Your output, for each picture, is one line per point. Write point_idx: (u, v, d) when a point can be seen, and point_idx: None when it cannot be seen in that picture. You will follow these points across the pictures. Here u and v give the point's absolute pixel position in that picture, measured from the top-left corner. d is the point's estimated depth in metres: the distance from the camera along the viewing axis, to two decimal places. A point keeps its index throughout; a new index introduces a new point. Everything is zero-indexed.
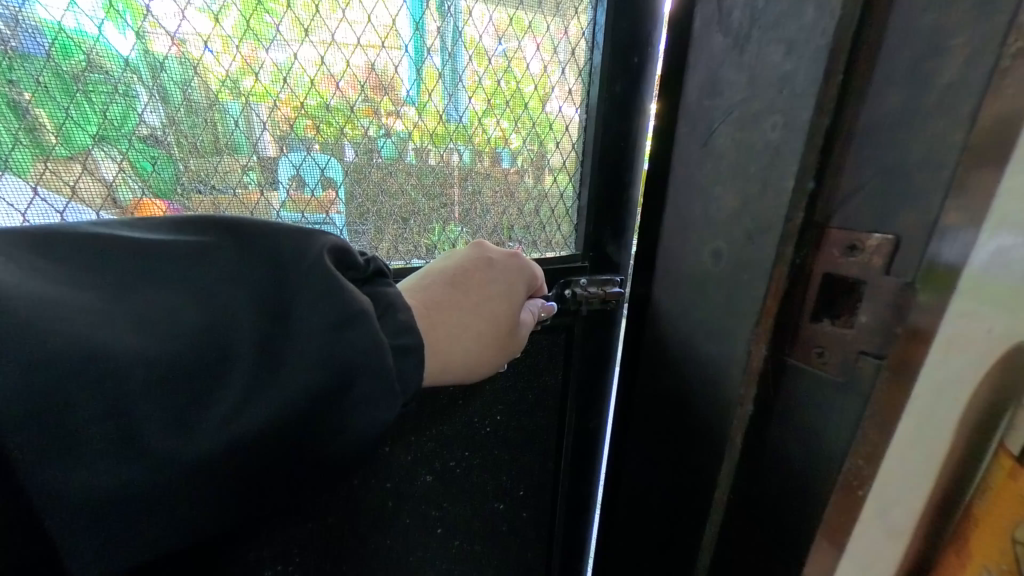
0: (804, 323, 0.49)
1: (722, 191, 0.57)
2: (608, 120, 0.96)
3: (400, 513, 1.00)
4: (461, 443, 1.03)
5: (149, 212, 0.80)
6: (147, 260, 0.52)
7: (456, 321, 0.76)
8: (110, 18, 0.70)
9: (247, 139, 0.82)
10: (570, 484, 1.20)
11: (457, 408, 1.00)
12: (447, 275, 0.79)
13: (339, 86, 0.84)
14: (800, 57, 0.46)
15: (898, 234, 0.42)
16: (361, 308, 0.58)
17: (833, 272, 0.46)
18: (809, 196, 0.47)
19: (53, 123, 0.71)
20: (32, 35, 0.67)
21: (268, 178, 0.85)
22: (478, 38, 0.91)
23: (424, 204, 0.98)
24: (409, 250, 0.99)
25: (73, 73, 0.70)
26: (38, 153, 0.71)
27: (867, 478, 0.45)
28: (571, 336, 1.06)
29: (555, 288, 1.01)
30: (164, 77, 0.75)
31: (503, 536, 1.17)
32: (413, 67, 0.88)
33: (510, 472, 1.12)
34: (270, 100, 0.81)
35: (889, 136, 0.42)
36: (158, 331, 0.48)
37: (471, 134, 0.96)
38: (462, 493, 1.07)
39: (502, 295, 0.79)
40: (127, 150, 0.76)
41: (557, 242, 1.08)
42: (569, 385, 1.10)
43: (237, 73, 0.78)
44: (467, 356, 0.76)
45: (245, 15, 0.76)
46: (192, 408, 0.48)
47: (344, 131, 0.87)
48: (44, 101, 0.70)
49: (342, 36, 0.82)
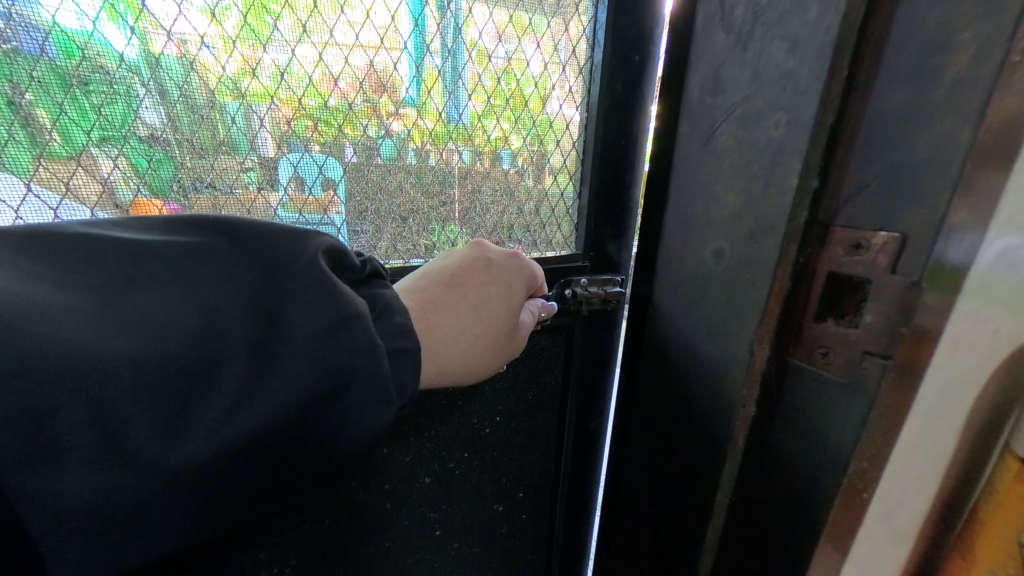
0: (808, 324, 0.49)
1: (724, 189, 0.57)
2: (609, 119, 0.96)
3: (399, 513, 1.00)
4: (461, 443, 1.03)
5: (147, 210, 0.79)
6: (143, 258, 0.52)
7: (456, 321, 0.75)
8: (110, 17, 0.70)
9: (246, 138, 0.82)
10: (570, 485, 1.19)
11: (457, 408, 0.99)
12: (446, 275, 0.79)
13: (339, 85, 0.84)
14: (804, 54, 0.46)
15: (905, 231, 0.42)
16: (358, 309, 0.58)
17: (837, 271, 0.46)
18: (812, 195, 0.48)
19: (50, 120, 0.71)
20: (29, 32, 0.67)
21: (267, 177, 0.85)
22: (479, 38, 0.91)
23: (424, 204, 0.98)
24: (409, 249, 0.99)
25: (70, 71, 0.70)
26: (34, 151, 0.71)
27: (870, 481, 0.43)
28: (572, 335, 1.06)
29: (555, 288, 1.01)
30: (163, 75, 0.75)
31: (503, 538, 1.17)
32: (413, 66, 0.88)
33: (511, 473, 1.12)
34: (269, 99, 0.81)
35: (894, 134, 0.42)
36: (157, 329, 0.48)
37: (471, 134, 0.96)
38: (461, 494, 1.06)
39: (502, 295, 0.79)
40: (125, 148, 0.76)
41: (557, 242, 1.08)
42: (569, 385, 1.10)
43: (236, 72, 0.78)
44: (467, 357, 0.76)
45: (245, 13, 0.76)
46: (191, 406, 0.48)
47: (344, 130, 0.87)
48: (40, 99, 0.69)
49: (342, 35, 0.82)
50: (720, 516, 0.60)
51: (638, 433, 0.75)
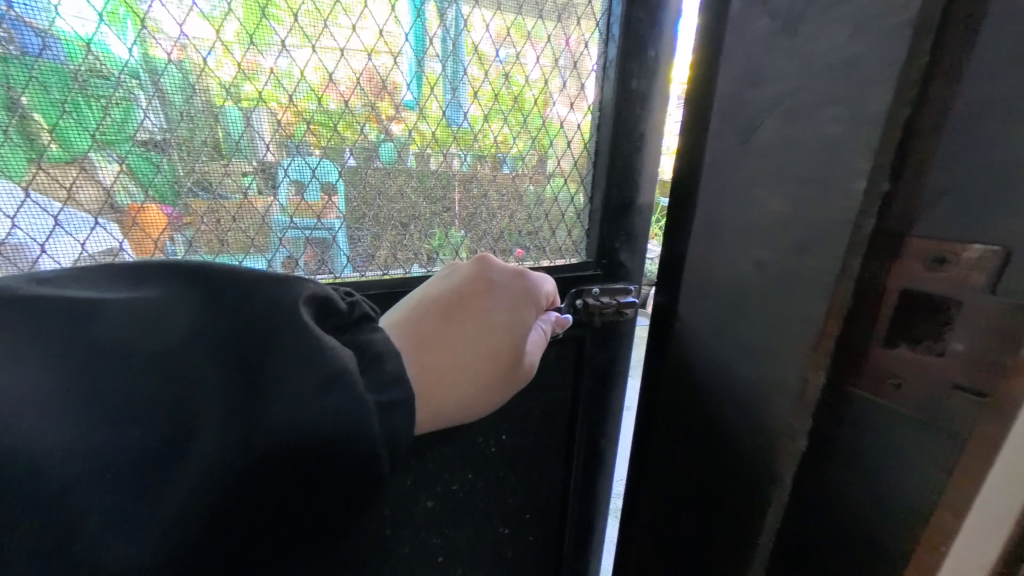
0: (876, 346, 0.45)
1: (765, 194, 0.54)
2: (621, 119, 0.94)
3: (410, 532, 0.99)
4: (470, 464, 1.00)
5: (151, 217, 0.77)
6: (122, 329, 0.50)
7: (452, 359, 0.72)
8: (111, 23, 0.68)
9: (248, 145, 0.79)
10: (581, 507, 1.15)
11: (467, 431, 0.97)
12: (439, 307, 0.75)
13: (340, 90, 0.82)
14: (868, 37, 0.43)
15: (1007, 245, 0.36)
16: (342, 368, 0.54)
17: (911, 287, 0.42)
18: (883, 199, 0.43)
19: (50, 126, 0.69)
20: (36, 40, 0.65)
21: (268, 182, 0.82)
22: (478, 45, 0.89)
23: (424, 208, 0.95)
24: (409, 257, 0.96)
25: (71, 74, 0.68)
26: (33, 156, 0.69)
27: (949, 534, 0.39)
28: (582, 353, 1.03)
29: (568, 298, 0.98)
30: (165, 82, 0.73)
31: (512, 557, 1.14)
32: (413, 63, 0.85)
33: (521, 492, 1.09)
34: (271, 105, 0.79)
35: (993, 125, 0.37)
36: (128, 398, 0.46)
37: (474, 138, 0.94)
38: (471, 514, 1.04)
39: (502, 328, 0.76)
40: (127, 155, 0.73)
41: (567, 248, 1.06)
42: (578, 404, 1.07)
43: (238, 79, 0.76)
44: (464, 397, 0.73)
45: (246, 18, 0.74)
46: (163, 481, 0.44)
47: (344, 135, 0.85)
48: (40, 105, 0.68)
49: (343, 43, 0.80)
50: (761, 546, 0.57)
51: (664, 451, 0.73)
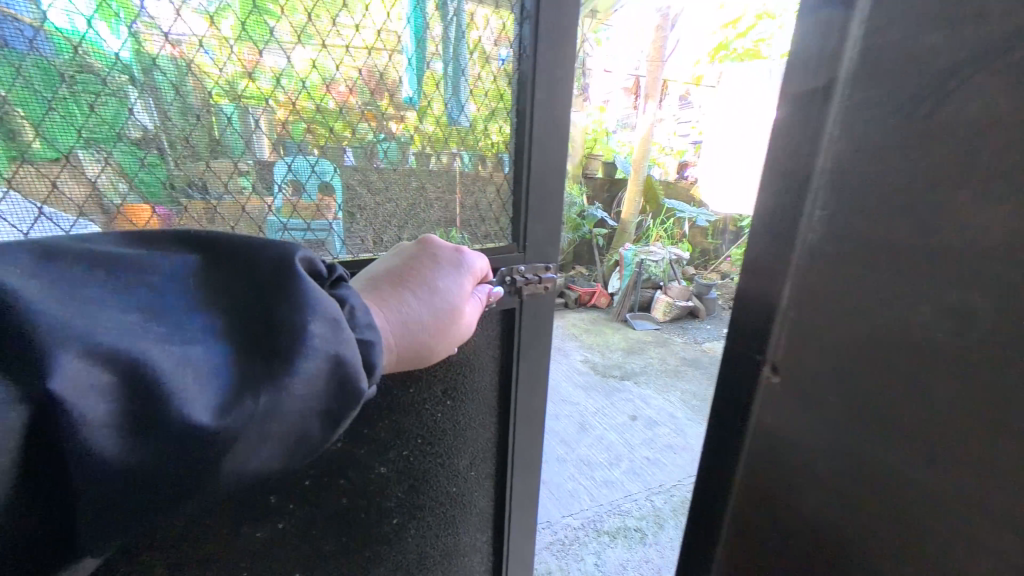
0: None
1: None
2: (541, 110, 0.87)
3: (345, 501, 0.87)
4: (407, 423, 0.90)
5: (141, 216, 0.67)
6: (84, 273, 0.38)
7: (426, 319, 0.61)
8: (101, 14, 0.59)
9: (244, 143, 0.71)
10: (518, 470, 1.10)
11: (406, 387, 0.87)
12: (403, 261, 0.66)
13: (339, 89, 0.75)
14: None
15: None
16: (334, 316, 0.45)
17: None
18: None
19: (30, 122, 0.59)
20: (15, 31, 0.55)
21: (264, 181, 0.74)
22: (483, 42, 0.83)
23: (368, 197, 0.83)
24: (359, 244, 0.84)
25: (54, 67, 0.58)
26: (12, 155, 0.58)
27: None
28: (513, 312, 0.96)
29: (498, 274, 0.91)
30: (159, 79, 0.64)
31: (444, 524, 1.05)
32: (412, 71, 0.79)
33: (459, 455, 1.01)
34: (266, 104, 0.71)
35: None
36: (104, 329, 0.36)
37: (475, 140, 0.88)
38: (412, 479, 0.95)
39: (466, 291, 0.68)
40: (117, 153, 0.64)
41: (495, 233, 0.95)
42: (513, 364, 1.00)
43: (235, 77, 0.68)
44: (432, 343, 0.63)
45: (242, 11, 0.66)
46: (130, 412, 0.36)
47: (342, 134, 0.77)
48: (18, 100, 0.57)
49: (360, 41, 0.74)
50: None
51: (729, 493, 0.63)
